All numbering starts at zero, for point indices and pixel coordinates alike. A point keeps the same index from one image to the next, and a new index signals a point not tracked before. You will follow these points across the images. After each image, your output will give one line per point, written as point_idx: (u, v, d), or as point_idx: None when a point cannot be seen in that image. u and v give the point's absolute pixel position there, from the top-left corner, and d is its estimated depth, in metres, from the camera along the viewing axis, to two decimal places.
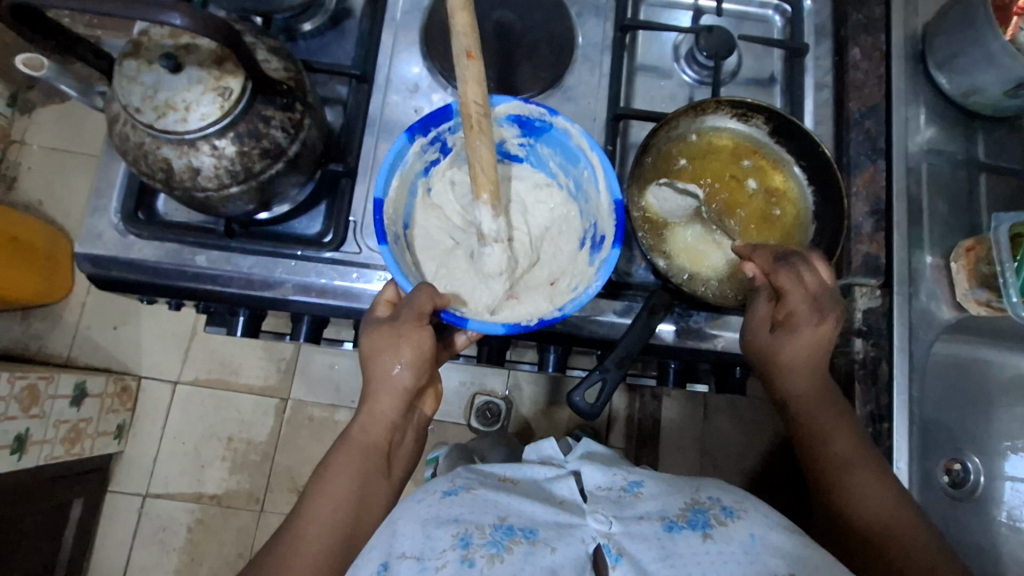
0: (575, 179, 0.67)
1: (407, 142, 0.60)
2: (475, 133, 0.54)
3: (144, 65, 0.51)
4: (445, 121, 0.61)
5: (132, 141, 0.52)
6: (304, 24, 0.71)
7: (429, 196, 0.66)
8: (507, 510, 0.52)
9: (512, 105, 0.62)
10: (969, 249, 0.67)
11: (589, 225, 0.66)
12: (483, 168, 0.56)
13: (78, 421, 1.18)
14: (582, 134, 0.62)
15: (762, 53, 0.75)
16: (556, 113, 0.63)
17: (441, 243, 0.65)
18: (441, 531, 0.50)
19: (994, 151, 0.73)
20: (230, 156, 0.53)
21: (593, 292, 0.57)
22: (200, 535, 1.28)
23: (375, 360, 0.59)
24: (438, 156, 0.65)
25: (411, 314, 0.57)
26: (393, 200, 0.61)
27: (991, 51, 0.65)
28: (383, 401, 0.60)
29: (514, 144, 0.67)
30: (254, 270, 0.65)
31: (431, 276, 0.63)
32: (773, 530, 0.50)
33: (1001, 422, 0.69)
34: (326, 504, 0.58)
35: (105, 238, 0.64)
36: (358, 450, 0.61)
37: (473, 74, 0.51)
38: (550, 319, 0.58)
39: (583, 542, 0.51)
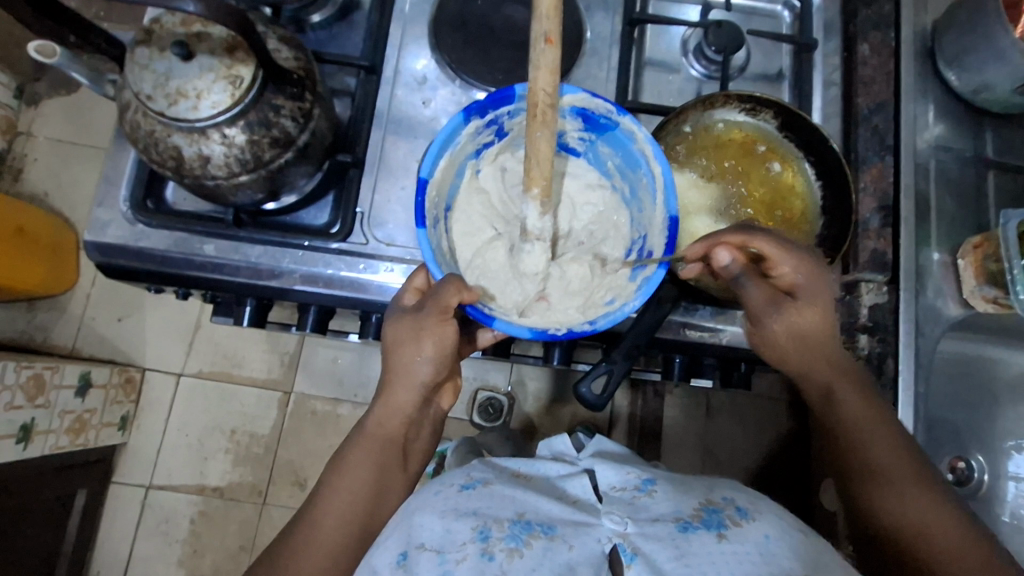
0: (631, 185, 0.63)
1: (462, 122, 0.58)
2: (537, 123, 0.50)
3: (155, 52, 0.51)
4: (503, 105, 0.58)
5: (143, 129, 0.52)
6: (314, 15, 0.71)
7: (476, 179, 0.63)
8: (524, 506, 0.53)
9: (578, 95, 0.59)
10: (977, 245, 0.67)
11: (638, 236, 0.62)
12: (537, 163, 0.53)
13: (83, 411, 1.18)
14: (649, 139, 0.58)
15: (771, 48, 0.75)
16: (625, 113, 0.59)
17: (482, 232, 0.62)
18: (460, 522, 0.51)
19: (1003, 149, 0.73)
20: (240, 145, 0.53)
21: (629, 310, 0.55)
22: (203, 526, 1.29)
23: (396, 352, 0.59)
24: (492, 139, 0.61)
25: (435, 307, 0.55)
26: (438, 181, 0.58)
27: (1002, 47, 0.65)
28: (400, 394, 0.60)
29: (574, 137, 0.63)
30: (262, 260, 0.65)
31: (464, 265, 0.61)
32: (786, 531, 0.51)
33: (1006, 421, 0.73)
34: (341, 495, 0.58)
35: (114, 226, 0.65)
36: (373, 443, 0.60)
37: (550, 59, 0.46)
38: (579, 333, 0.56)
39: (599, 541, 0.51)
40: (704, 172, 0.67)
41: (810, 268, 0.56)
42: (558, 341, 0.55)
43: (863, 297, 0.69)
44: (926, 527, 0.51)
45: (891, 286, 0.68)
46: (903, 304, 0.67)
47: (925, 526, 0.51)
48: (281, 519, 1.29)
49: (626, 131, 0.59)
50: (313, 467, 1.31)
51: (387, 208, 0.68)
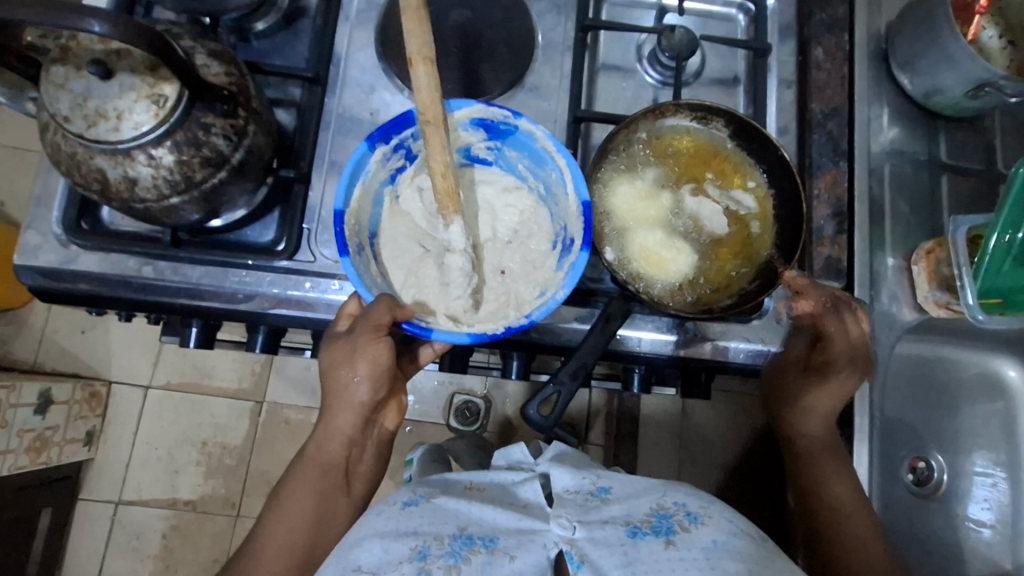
0: (544, 182, 0.63)
1: (368, 151, 0.57)
2: (432, 127, 0.51)
3: (72, 71, 0.48)
4: (406, 128, 0.58)
5: (64, 151, 0.50)
6: (257, 24, 0.69)
7: (397, 205, 0.62)
8: (466, 519, 0.51)
9: (473, 107, 0.59)
10: (930, 250, 0.67)
11: (559, 228, 0.62)
12: (444, 175, 0.54)
13: (44, 429, 1.15)
14: (548, 135, 0.59)
15: (726, 52, 0.74)
16: (520, 115, 0.60)
17: (409, 251, 0.61)
18: (400, 542, 0.48)
19: (958, 153, 0.72)
20: (169, 166, 0.51)
21: (560, 298, 0.55)
22: (176, 541, 1.26)
23: (331, 377, 0.58)
24: (403, 164, 0.61)
25: (366, 326, 0.54)
26: (357, 209, 0.57)
27: (950, 52, 0.65)
28: (338, 418, 0.59)
29: (480, 148, 0.64)
30: (203, 280, 0.63)
31: (398, 286, 0.59)
32: (734, 535, 0.50)
33: (967, 419, 0.68)
34: (281, 526, 0.58)
35: (48, 248, 0.62)
36: (313, 468, 0.60)
37: (425, 78, 0.48)
38: (517, 328, 0.54)
39: (545, 547, 0.49)
40: (654, 185, 0.65)
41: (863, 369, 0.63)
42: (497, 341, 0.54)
43: None
44: (860, 516, 0.62)
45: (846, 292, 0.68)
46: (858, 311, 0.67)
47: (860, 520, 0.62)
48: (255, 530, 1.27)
49: (525, 132, 0.60)
50: None
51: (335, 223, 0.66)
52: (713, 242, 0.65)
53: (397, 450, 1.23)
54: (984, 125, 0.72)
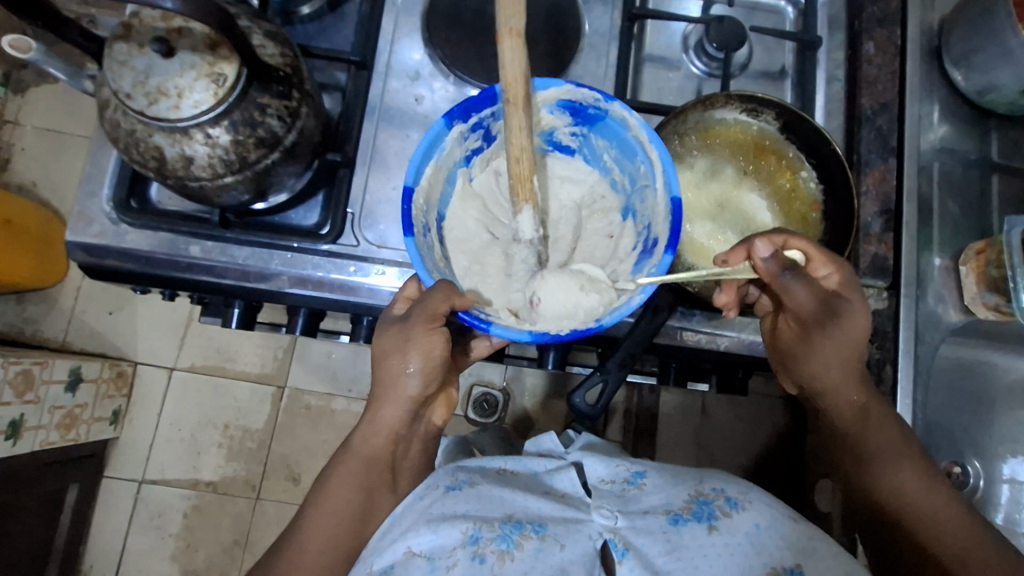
0: (629, 175, 0.61)
1: (446, 128, 0.56)
2: (514, 107, 0.48)
3: (135, 48, 0.49)
4: (486, 107, 0.57)
5: (123, 128, 0.50)
6: (303, 7, 0.69)
7: (469, 186, 0.62)
8: (513, 506, 0.50)
9: (563, 88, 0.57)
10: (980, 251, 0.66)
11: (642, 229, 0.59)
12: (518, 158, 0.51)
13: (73, 406, 1.16)
14: (641, 124, 0.56)
15: (773, 45, 0.73)
16: (613, 100, 0.57)
17: (477, 236, 0.61)
18: (450, 526, 0.48)
19: (1008, 152, 0.71)
20: (225, 145, 0.51)
21: (636, 305, 0.53)
22: (197, 521, 1.28)
23: (383, 366, 0.58)
24: (480, 144, 0.60)
25: (423, 313, 0.54)
26: (427, 189, 0.57)
27: (1010, 47, 0.64)
28: (388, 409, 0.59)
29: (565, 134, 0.61)
30: (249, 262, 0.63)
31: (461, 271, 0.59)
32: (778, 521, 0.49)
33: (1004, 426, 0.67)
34: (326, 522, 0.56)
35: (96, 225, 0.63)
36: (358, 463, 0.59)
37: (514, 51, 0.46)
38: (585, 331, 0.53)
39: (590, 538, 0.49)
40: (699, 176, 0.66)
41: (852, 279, 0.55)
42: (560, 343, 0.52)
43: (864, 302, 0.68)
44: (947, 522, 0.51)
45: (891, 292, 0.67)
46: (902, 311, 0.66)
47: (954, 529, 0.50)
48: (274, 513, 1.28)
49: (617, 118, 0.57)
50: (307, 462, 1.30)
51: (379, 209, 0.66)
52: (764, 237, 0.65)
53: None
54: None
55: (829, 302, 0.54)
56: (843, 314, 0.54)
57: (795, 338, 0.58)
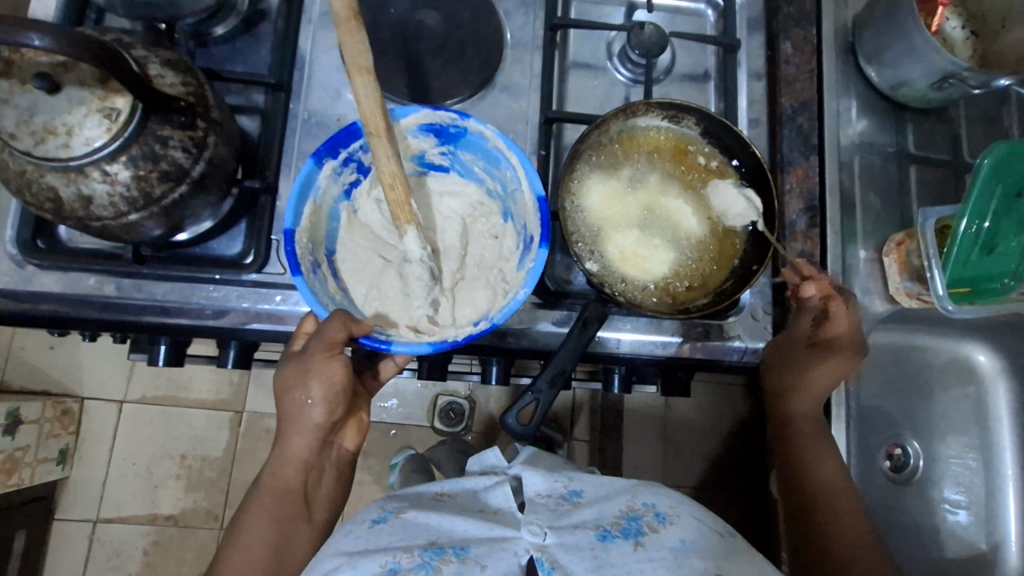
0: (501, 182, 0.63)
1: (316, 166, 0.56)
2: (378, 137, 0.50)
3: (16, 86, 0.46)
4: (353, 140, 0.57)
5: (13, 169, 0.48)
6: (216, 29, 0.67)
7: (355, 218, 0.61)
8: (436, 532, 0.50)
9: (420, 113, 0.59)
10: (900, 242, 0.68)
11: (518, 231, 0.61)
12: (392, 184, 0.53)
13: (14, 450, 1.11)
14: (498, 133, 0.59)
15: (696, 48, 0.74)
16: (468, 116, 0.60)
17: (370, 262, 0.59)
18: (368, 560, 0.47)
19: (924, 143, 0.73)
20: (125, 182, 0.49)
21: (523, 297, 0.55)
22: (158, 558, 1.23)
23: (285, 399, 0.57)
24: (357, 177, 0.60)
25: (321, 345, 0.53)
26: (309, 225, 0.56)
27: (915, 44, 0.65)
28: (293, 441, 0.58)
29: (435, 154, 0.64)
30: (169, 297, 0.61)
31: (361, 300, 0.59)
32: (701, 535, 0.50)
33: (943, 403, 0.71)
34: (241, 558, 0.57)
35: (2, 268, 0.59)
36: (269, 497, 0.59)
37: (366, 89, 0.49)
38: (479, 331, 0.55)
39: (516, 554, 0.49)
40: (624, 185, 0.64)
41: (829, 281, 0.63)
42: (458, 348, 0.54)
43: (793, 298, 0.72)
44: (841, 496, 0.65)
45: None
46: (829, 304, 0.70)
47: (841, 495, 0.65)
48: None
49: (474, 132, 0.60)
50: None
51: None
52: (690, 242, 0.64)
53: (381, 455, 1.22)
54: (950, 116, 0.74)
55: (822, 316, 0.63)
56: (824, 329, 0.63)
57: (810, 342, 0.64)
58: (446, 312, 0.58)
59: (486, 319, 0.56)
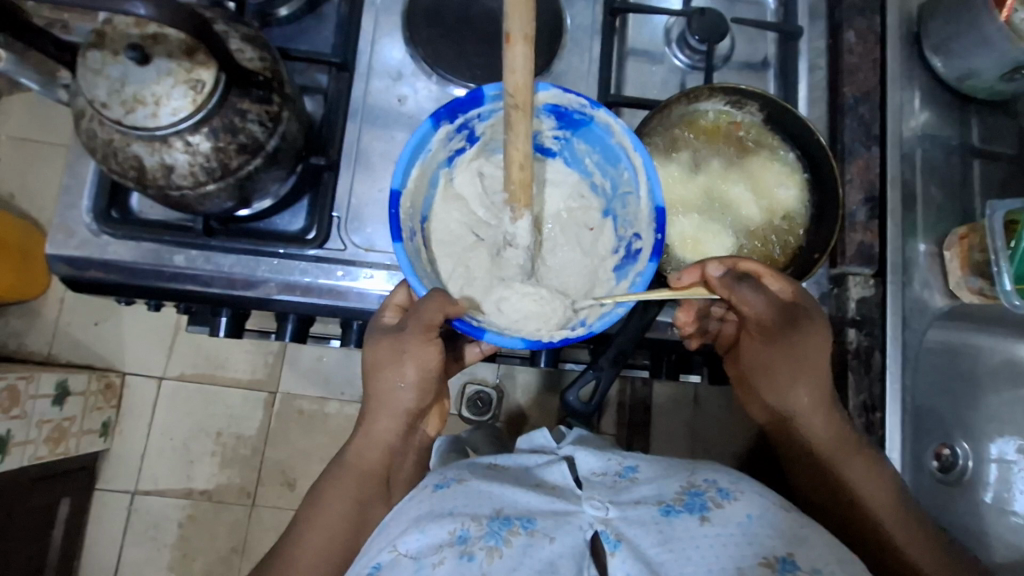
0: (612, 181, 0.63)
1: (432, 129, 0.57)
2: (521, 116, 0.48)
3: (109, 56, 0.48)
4: (474, 108, 0.58)
5: (100, 138, 0.50)
6: (280, 9, 0.68)
7: (451, 187, 0.62)
8: (501, 501, 0.50)
9: (550, 92, 0.58)
10: (963, 236, 0.67)
11: (626, 234, 0.61)
12: (522, 165, 0.52)
13: (62, 420, 1.15)
14: (627, 132, 0.58)
15: (755, 36, 0.73)
16: (598, 106, 0.58)
17: (462, 238, 0.61)
18: (436, 525, 0.48)
19: (989, 137, 0.72)
20: (206, 153, 0.50)
21: (622, 312, 0.55)
22: (192, 530, 1.27)
23: (376, 379, 0.58)
24: (464, 145, 0.61)
25: (419, 326, 0.54)
26: (411, 192, 0.57)
27: (987, 33, 0.64)
28: (381, 422, 0.59)
29: (548, 136, 0.62)
30: (235, 269, 0.62)
31: (448, 275, 0.59)
32: (770, 511, 0.49)
33: (990, 406, 0.69)
34: (320, 533, 0.57)
35: (75, 237, 0.61)
36: (352, 477, 0.59)
37: (521, 60, 0.44)
38: (576, 337, 0.56)
39: (580, 528, 0.49)
40: (684, 170, 0.65)
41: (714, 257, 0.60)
42: (552, 348, 0.55)
43: (851, 291, 0.68)
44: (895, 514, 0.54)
45: (878, 279, 0.68)
46: (889, 297, 0.67)
47: (894, 506, 0.54)
48: (271, 519, 1.27)
49: (602, 124, 0.58)
50: (303, 467, 1.29)
51: (365, 212, 0.66)
52: (750, 229, 0.64)
53: None
54: (1017, 109, 0.72)
55: (792, 318, 0.56)
56: (802, 338, 0.55)
57: (760, 348, 0.59)
58: None
59: (582, 324, 0.57)
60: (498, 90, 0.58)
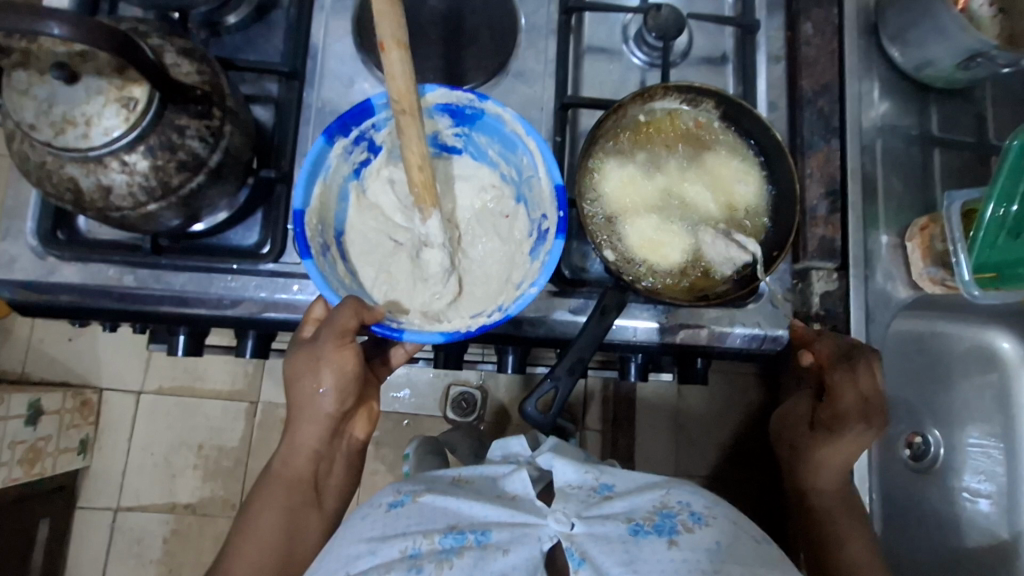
0: (516, 168, 0.63)
1: (327, 145, 0.57)
2: (407, 119, 0.50)
3: (35, 76, 0.46)
4: (365, 118, 0.58)
5: (33, 160, 0.48)
6: (228, 17, 0.66)
7: (365, 198, 0.62)
8: (456, 516, 0.50)
9: (436, 92, 0.59)
10: (923, 227, 0.67)
11: (536, 217, 0.61)
12: (421, 166, 0.54)
13: (36, 440, 1.12)
14: (516, 117, 0.59)
15: (714, 30, 0.72)
16: (486, 98, 0.60)
17: (381, 244, 0.60)
18: (388, 545, 0.48)
19: (949, 126, 0.72)
20: (144, 171, 0.49)
21: (536, 291, 0.55)
22: (177, 545, 1.25)
23: (295, 388, 0.58)
24: (368, 156, 0.61)
25: (333, 331, 0.53)
26: (319, 207, 0.57)
27: (943, 23, 0.64)
28: (304, 430, 0.59)
29: (449, 135, 0.63)
30: (187, 288, 0.61)
31: (371, 283, 0.59)
32: (738, 539, 0.49)
33: (962, 392, 0.70)
34: (255, 544, 0.59)
35: (22, 260, 0.60)
36: (281, 486, 0.60)
37: (398, 65, 0.47)
38: (493, 322, 0.55)
39: (539, 540, 0.48)
40: (641, 170, 0.64)
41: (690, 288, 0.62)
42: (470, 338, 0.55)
43: (814, 285, 0.68)
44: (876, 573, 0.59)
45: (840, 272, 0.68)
46: (852, 291, 0.68)
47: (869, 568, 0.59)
48: None
49: (492, 115, 0.59)
50: None
51: None
52: (707, 224, 0.63)
53: (395, 444, 1.23)
54: (976, 97, 0.72)
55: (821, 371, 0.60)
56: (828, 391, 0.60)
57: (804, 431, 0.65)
58: (462, 300, 0.60)
59: (499, 309, 0.57)
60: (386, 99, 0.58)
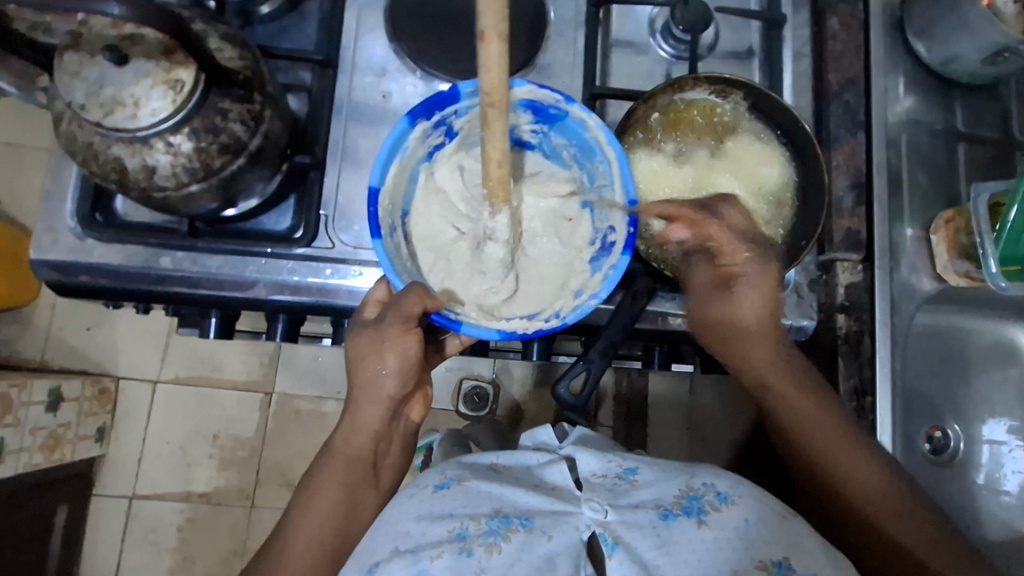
0: (589, 173, 0.63)
1: (408, 127, 0.57)
2: (494, 115, 0.47)
3: (86, 58, 0.47)
4: (450, 105, 0.58)
5: (80, 141, 0.49)
6: (262, 7, 0.67)
7: (432, 180, 0.62)
8: (500, 501, 0.51)
9: (524, 87, 0.58)
10: (948, 220, 0.67)
11: (601, 225, 0.62)
12: (499, 162, 0.52)
13: (56, 426, 1.14)
14: (599, 126, 0.59)
15: (740, 24, 0.73)
16: (573, 101, 0.59)
17: (442, 233, 0.61)
18: (436, 525, 0.49)
19: (973, 121, 0.72)
20: (187, 153, 0.50)
21: (594, 304, 0.56)
22: (191, 534, 1.27)
23: (359, 369, 0.59)
24: (443, 141, 0.61)
25: (400, 316, 0.55)
26: (391, 188, 0.58)
27: (968, 18, 0.64)
28: (366, 409, 0.61)
29: (526, 130, 0.64)
30: (222, 270, 0.62)
31: (428, 269, 0.60)
32: (767, 518, 0.49)
33: (980, 386, 0.72)
34: (312, 521, 0.59)
35: (61, 242, 0.61)
36: (342, 463, 0.61)
37: (495, 60, 0.42)
38: (550, 329, 0.57)
39: (578, 529, 0.49)
40: (669, 160, 0.65)
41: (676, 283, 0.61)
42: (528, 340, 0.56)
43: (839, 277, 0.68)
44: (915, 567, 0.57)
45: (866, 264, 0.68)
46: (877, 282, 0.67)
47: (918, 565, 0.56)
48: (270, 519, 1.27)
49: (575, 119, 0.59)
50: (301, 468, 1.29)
51: (352, 210, 0.66)
52: None
53: None
54: (1000, 93, 0.72)
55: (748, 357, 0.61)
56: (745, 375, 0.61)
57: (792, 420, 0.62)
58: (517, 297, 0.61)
59: (556, 316, 0.58)
60: (473, 88, 0.58)
